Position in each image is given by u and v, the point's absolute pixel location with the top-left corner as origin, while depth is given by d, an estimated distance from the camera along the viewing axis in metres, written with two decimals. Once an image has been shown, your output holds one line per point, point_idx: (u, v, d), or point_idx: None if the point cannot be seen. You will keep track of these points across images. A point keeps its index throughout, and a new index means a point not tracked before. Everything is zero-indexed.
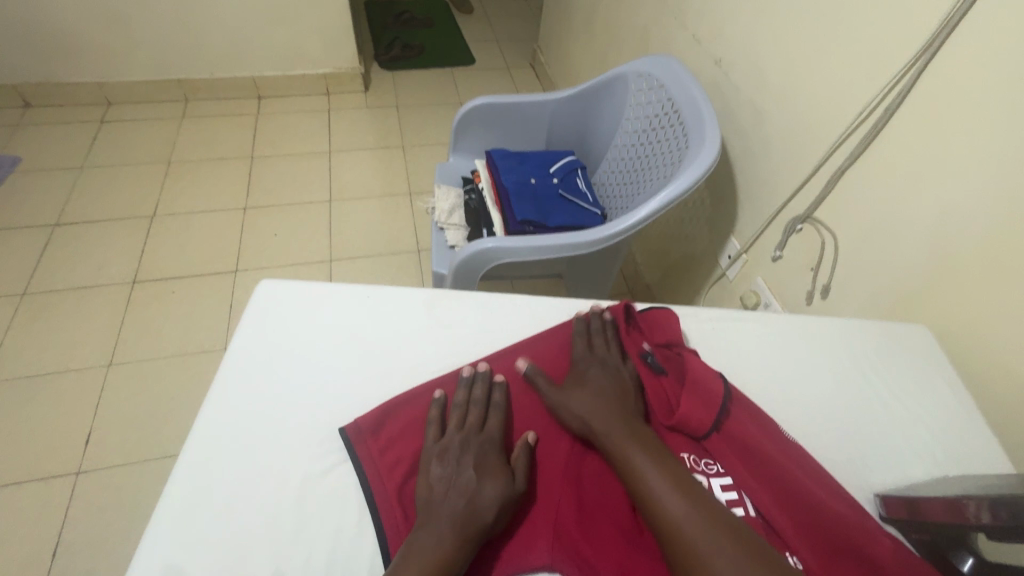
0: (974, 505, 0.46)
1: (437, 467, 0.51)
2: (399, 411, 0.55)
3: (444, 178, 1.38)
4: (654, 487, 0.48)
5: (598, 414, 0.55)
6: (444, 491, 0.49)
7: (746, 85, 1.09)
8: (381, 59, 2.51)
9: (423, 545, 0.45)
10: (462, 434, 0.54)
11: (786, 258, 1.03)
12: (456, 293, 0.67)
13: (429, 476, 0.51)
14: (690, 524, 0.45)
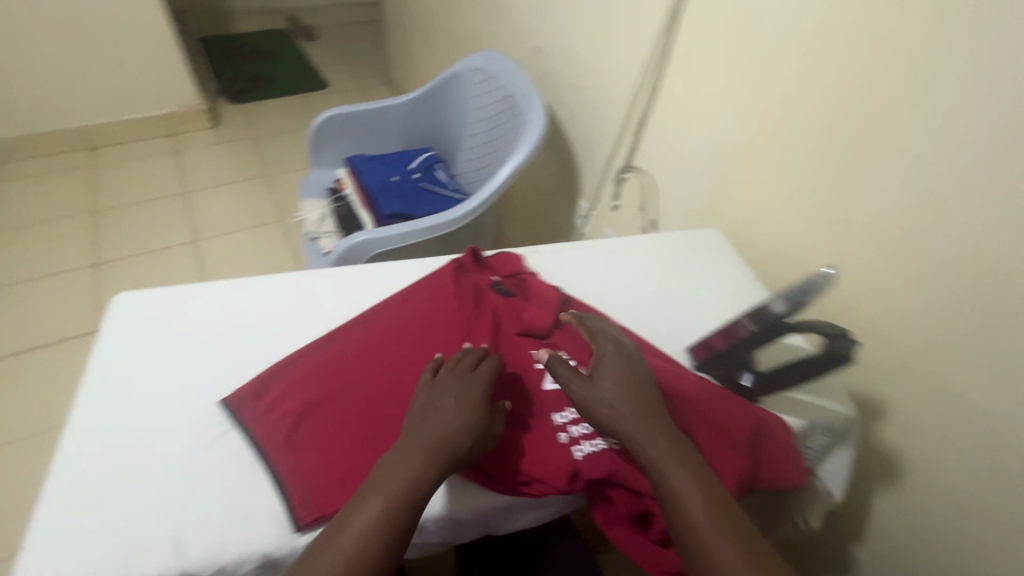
0: (738, 325, 0.61)
1: (430, 416, 0.53)
2: (280, 373, 0.59)
3: (309, 192, 1.40)
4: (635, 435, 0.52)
5: (622, 404, 0.53)
6: (422, 435, 0.52)
7: (562, 66, 1.26)
8: (226, 93, 2.44)
9: (395, 470, 0.49)
10: (458, 389, 0.55)
11: (622, 206, 1.20)
12: (320, 271, 0.73)
13: (422, 427, 0.52)
14: (692, 498, 0.48)
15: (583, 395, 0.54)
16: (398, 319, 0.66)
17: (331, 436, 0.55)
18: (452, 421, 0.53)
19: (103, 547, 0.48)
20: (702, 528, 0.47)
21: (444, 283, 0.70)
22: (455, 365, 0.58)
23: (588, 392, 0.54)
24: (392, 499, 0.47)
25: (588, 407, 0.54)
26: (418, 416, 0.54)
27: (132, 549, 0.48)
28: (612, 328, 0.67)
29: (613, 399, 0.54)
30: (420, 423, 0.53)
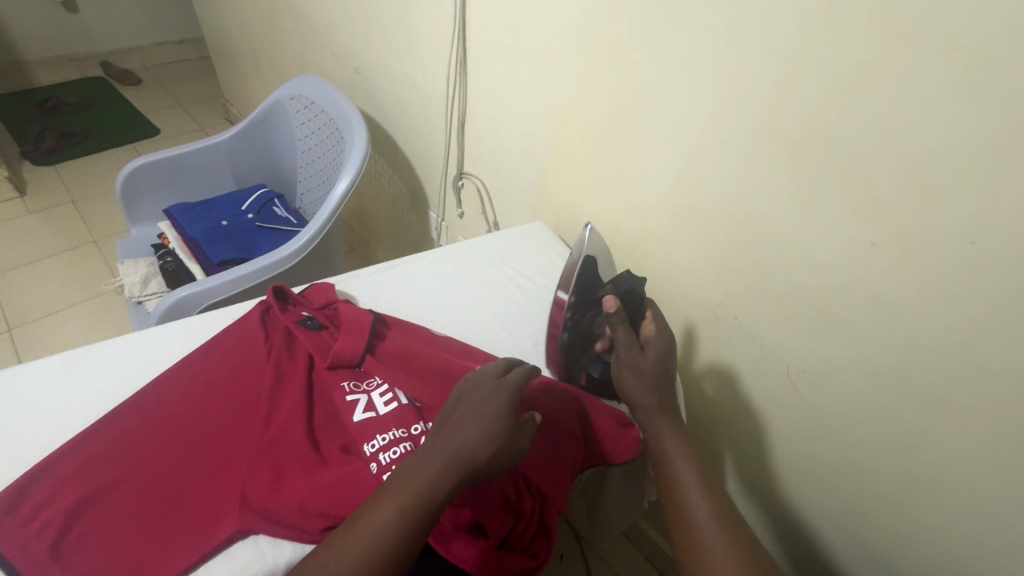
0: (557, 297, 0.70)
1: (470, 427, 0.49)
2: (44, 474, 0.51)
3: (129, 252, 1.25)
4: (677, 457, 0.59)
5: (648, 377, 0.64)
6: (446, 443, 0.48)
7: (383, 83, 1.25)
8: (32, 155, 2.14)
9: (416, 467, 0.47)
10: (500, 398, 0.52)
11: (467, 212, 1.21)
12: (97, 345, 0.65)
13: (469, 433, 0.48)
14: (686, 470, 0.58)
15: (625, 363, 0.65)
16: (196, 380, 0.60)
17: (110, 531, 0.49)
18: (482, 426, 0.49)
19: None
20: (693, 496, 0.56)
21: (248, 331, 0.65)
22: (478, 373, 0.56)
23: (630, 361, 0.65)
24: (408, 506, 0.44)
25: (624, 371, 0.65)
26: (450, 425, 0.50)
27: None
28: (431, 342, 0.66)
29: (639, 374, 0.64)
30: (457, 432, 0.49)
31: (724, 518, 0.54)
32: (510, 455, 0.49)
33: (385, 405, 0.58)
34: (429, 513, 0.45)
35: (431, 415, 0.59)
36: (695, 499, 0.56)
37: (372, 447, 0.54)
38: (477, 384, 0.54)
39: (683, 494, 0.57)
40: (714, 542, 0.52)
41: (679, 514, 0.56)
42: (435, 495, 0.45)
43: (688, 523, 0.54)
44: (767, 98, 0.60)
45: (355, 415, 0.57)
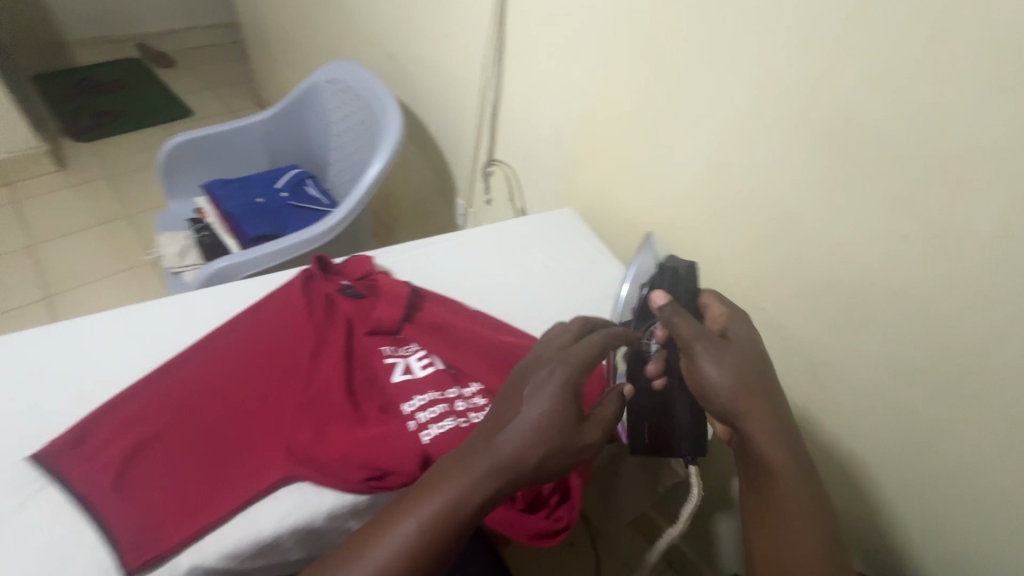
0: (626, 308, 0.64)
1: (552, 383, 0.50)
2: (104, 418, 0.55)
3: (167, 226, 1.30)
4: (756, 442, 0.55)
5: (734, 385, 0.55)
6: (506, 436, 0.47)
7: (416, 69, 1.27)
8: (70, 132, 2.20)
9: (460, 465, 0.46)
10: (564, 367, 0.50)
11: (494, 199, 1.23)
12: (149, 302, 0.68)
13: (547, 400, 0.48)
14: (779, 452, 0.55)
15: (702, 358, 0.56)
16: (243, 339, 0.63)
17: (168, 472, 0.52)
18: (541, 420, 0.47)
19: None
20: (785, 490, 0.54)
21: (291, 295, 0.68)
22: (552, 342, 0.55)
23: (710, 361, 0.56)
24: (448, 505, 0.44)
25: (704, 376, 0.56)
26: (515, 395, 0.50)
27: None
28: (465, 314, 0.68)
29: (722, 374, 0.55)
30: (539, 392, 0.49)
31: (810, 510, 0.53)
32: (573, 424, 0.48)
33: (422, 369, 0.61)
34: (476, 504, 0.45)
35: (465, 381, 0.61)
36: (787, 496, 0.54)
37: (410, 406, 0.57)
38: (545, 351, 0.54)
39: (773, 485, 0.54)
40: (802, 537, 0.52)
41: (764, 500, 0.54)
42: (477, 496, 0.44)
43: (774, 509, 0.53)
44: (807, 92, 0.61)
45: (394, 377, 0.60)
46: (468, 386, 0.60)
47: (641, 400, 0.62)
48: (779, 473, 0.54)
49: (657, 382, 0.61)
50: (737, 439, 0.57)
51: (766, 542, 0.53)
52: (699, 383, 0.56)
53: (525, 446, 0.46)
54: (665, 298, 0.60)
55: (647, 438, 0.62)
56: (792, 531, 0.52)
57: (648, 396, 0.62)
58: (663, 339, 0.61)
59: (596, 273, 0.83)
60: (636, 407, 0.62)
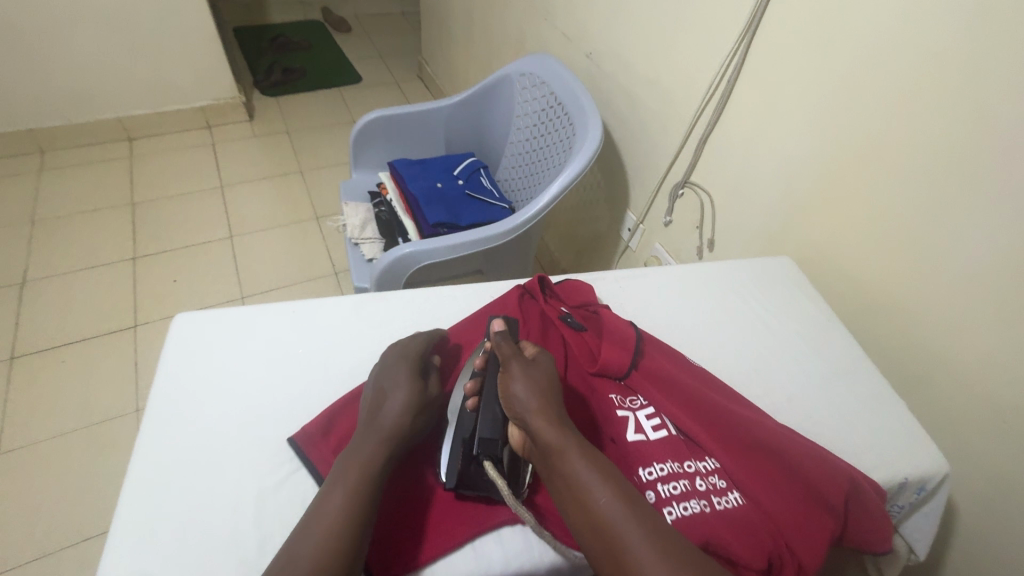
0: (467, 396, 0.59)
1: (400, 395, 0.55)
2: (348, 410, 0.57)
3: (351, 194, 1.37)
4: (582, 475, 0.49)
5: (531, 387, 0.55)
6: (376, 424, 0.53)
7: (616, 73, 1.20)
8: (261, 85, 2.42)
9: (351, 453, 0.51)
10: (406, 369, 0.58)
11: (676, 221, 1.15)
12: (381, 294, 0.70)
13: (404, 387, 0.56)
14: (584, 469, 0.50)
15: (514, 370, 0.56)
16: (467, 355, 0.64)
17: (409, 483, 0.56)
18: (399, 402, 0.55)
19: None
20: (592, 482, 0.49)
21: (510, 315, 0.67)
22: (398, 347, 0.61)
23: (517, 372, 0.56)
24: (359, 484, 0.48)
25: (512, 386, 0.56)
26: (375, 395, 0.56)
27: None
28: (691, 371, 0.63)
29: (527, 377, 0.56)
30: (388, 398, 0.55)
31: (628, 495, 0.49)
32: (422, 409, 0.56)
33: (655, 431, 0.57)
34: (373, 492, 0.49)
35: (698, 453, 0.57)
36: (594, 486, 0.49)
37: (648, 474, 0.54)
38: (402, 347, 0.61)
39: (581, 489, 0.49)
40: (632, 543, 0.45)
41: (578, 506, 0.49)
42: (368, 486, 0.49)
43: (587, 509, 0.48)
44: None
45: (627, 435, 0.57)
46: (704, 461, 0.56)
47: (458, 427, 0.58)
48: (566, 450, 0.51)
49: (471, 403, 0.58)
50: (534, 445, 0.53)
51: (597, 547, 0.47)
52: (507, 396, 0.55)
53: (403, 416, 0.54)
54: (504, 322, 0.64)
55: (460, 464, 0.55)
56: (618, 522, 0.47)
57: (462, 416, 0.58)
58: (481, 362, 0.61)
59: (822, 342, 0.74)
60: (456, 433, 0.57)
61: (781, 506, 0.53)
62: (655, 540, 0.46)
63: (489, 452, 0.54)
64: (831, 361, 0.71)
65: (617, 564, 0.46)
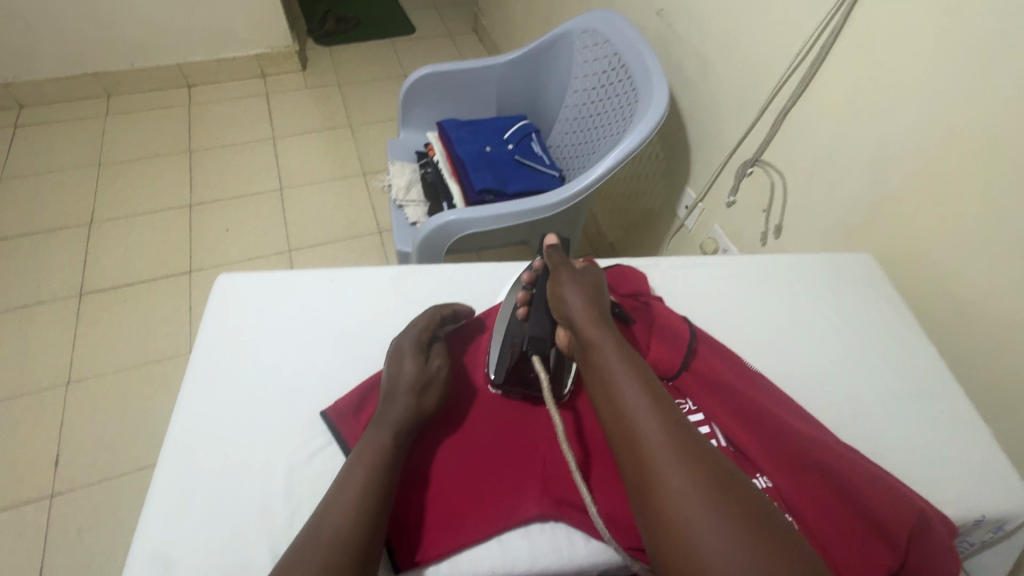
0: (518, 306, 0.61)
1: (411, 364, 0.54)
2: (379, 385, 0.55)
3: (397, 154, 1.34)
4: (612, 368, 0.48)
5: (580, 292, 0.55)
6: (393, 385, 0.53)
7: (688, 34, 1.09)
8: (316, 35, 2.39)
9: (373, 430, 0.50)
10: (413, 345, 0.56)
11: (739, 203, 1.06)
12: (422, 268, 0.68)
13: (411, 359, 0.54)
14: (618, 369, 0.48)
15: (565, 278, 0.56)
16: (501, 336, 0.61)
17: (438, 465, 0.52)
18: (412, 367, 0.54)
19: (203, 552, 0.47)
20: (621, 373, 0.48)
21: None
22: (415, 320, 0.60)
23: (566, 277, 0.56)
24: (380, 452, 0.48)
25: (561, 289, 0.56)
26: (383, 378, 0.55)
27: (232, 562, 0.46)
28: (747, 378, 0.58)
29: (576, 284, 0.56)
30: (400, 367, 0.54)
31: (654, 390, 0.46)
32: (433, 382, 0.54)
33: None
34: (392, 460, 0.48)
35: (749, 469, 0.52)
36: (623, 377, 0.47)
37: None
38: (407, 331, 0.58)
39: (610, 378, 0.48)
40: (651, 429, 0.44)
41: (606, 396, 0.48)
42: (388, 458, 0.48)
43: (614, 401, 0.47)
44: None
45: None
46: (755, 479, 0.51)
47: (510, 330, 0.60)
48: (603, 347, 0.50)
49: (522, 310, 0.60)
50: (576, 341, 0.53)
51: (619, 443, 0.46)
52: (555, 297, 0.56)
53: (417, 374, 0.54)
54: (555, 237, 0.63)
55: (510, 362, 0.57)
56: (639, 411, 0.45)
57: (514, 323, 0.61)
58: (530, 276, 0.62)
59: (897, 354, 0.67)
60: (506, 335, 0.60)
61: (835, 535, 0.49)
62: (670, 426, 0.44)
63: (536, 349, 0.56)
64: (902, 375, 0.65)
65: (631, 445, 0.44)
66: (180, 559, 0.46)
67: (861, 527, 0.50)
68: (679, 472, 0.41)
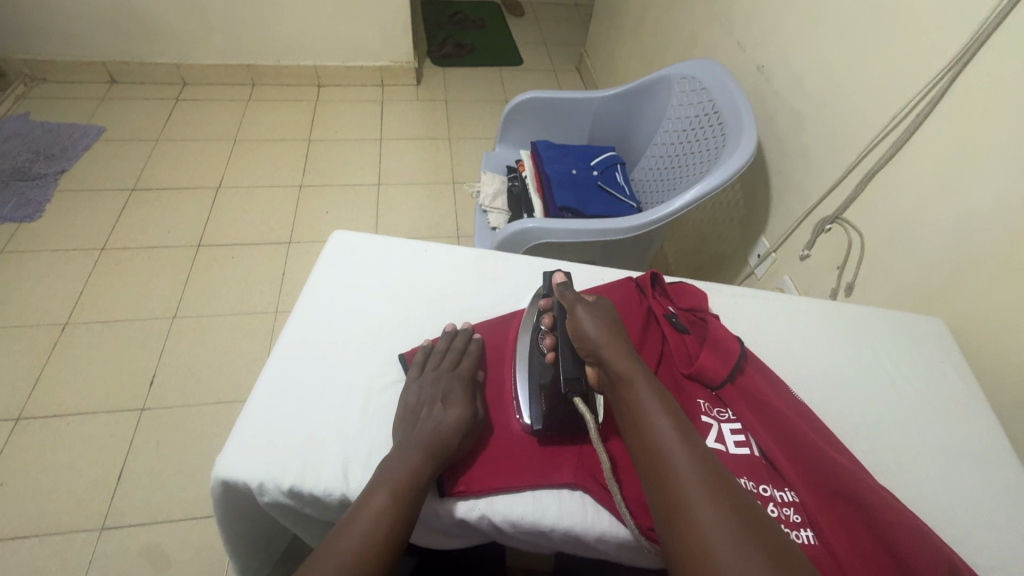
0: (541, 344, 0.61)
1: (455, 409, 0.55)
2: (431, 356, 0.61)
3: (490, 165, 1.46)
4: (649, 410, 0.51)
5: (601, 322, 0.59)
6: (418, 431, 0.54)
7: (785, 91, 1.14)
8: (434, 56, 2.63)
9: (395, 460, 0.51)
10: (460, 387, 0.58)
11: (814, 257, 1.07)
12: (502, 254, 0.76)
13: (458, 405, 0.56)
14: (658, 416, 0.50)
15: (581, 309, 0.60)
16: None
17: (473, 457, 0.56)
18: (438, 414, 0.55)
19: (285, 443, 0.54)
20: (651, 404, 0.51)
21: (617, 301, 0.69)
22: (437, 360, 0.61)
23: (583, 312, 0.60)
24: (397, 490, 0.48)
25: (580, 324, 0.59)
26: (424, 416, 0.55)
27: (308, 456, 0.54)
28: (789, 403, 0.60)
29: (594, 316, 0.59)
30: (446, 408, 0.55)
31: (683, 424, 0.50)
32: (473, 426, 0.56)
33: (737, 447, 0.55)
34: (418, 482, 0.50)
35: (778, 482, 0.54)
36: (653, 409, 0.51)
37: None
38: (449, 375, 0.59)
39: (643, 416, 0.51)
40: (690, 471, 0.46)
41: (632, 427, 0.51)
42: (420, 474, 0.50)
43: (643, 431, 0.50)
44: None
45: (706, 440, 0.55)
46: (782, 491, 0.53)
47: (535, 373, 0.60)
48: (633, 381, 0.54)
49: (549, 356, 0.60)
50: (605, 376, 0.56)
51: (654, 485, 0.47)
52: (576, 332, 0.59)
53: (444, 420, 0.54)
54: (563, 275, 0.67)
55: (546, 407, 0.57)
56: (670, 445, 0.48)
57: (537, 362, 0.60)
58: (550, 319, 0.63)
59: (951, 420, 0.67)
60: (535, 380, 0.60)
61: (855, 559, 0.48)
62: (697, 455, 0.47)
63: (575, 390, 0.55)
64: (955, 439, 0.65)
65: (655, 475, 0.47)
66: (267, 444, 0.54)
67: (883, 558, 0.49)
68: (715, 511, 0.43)
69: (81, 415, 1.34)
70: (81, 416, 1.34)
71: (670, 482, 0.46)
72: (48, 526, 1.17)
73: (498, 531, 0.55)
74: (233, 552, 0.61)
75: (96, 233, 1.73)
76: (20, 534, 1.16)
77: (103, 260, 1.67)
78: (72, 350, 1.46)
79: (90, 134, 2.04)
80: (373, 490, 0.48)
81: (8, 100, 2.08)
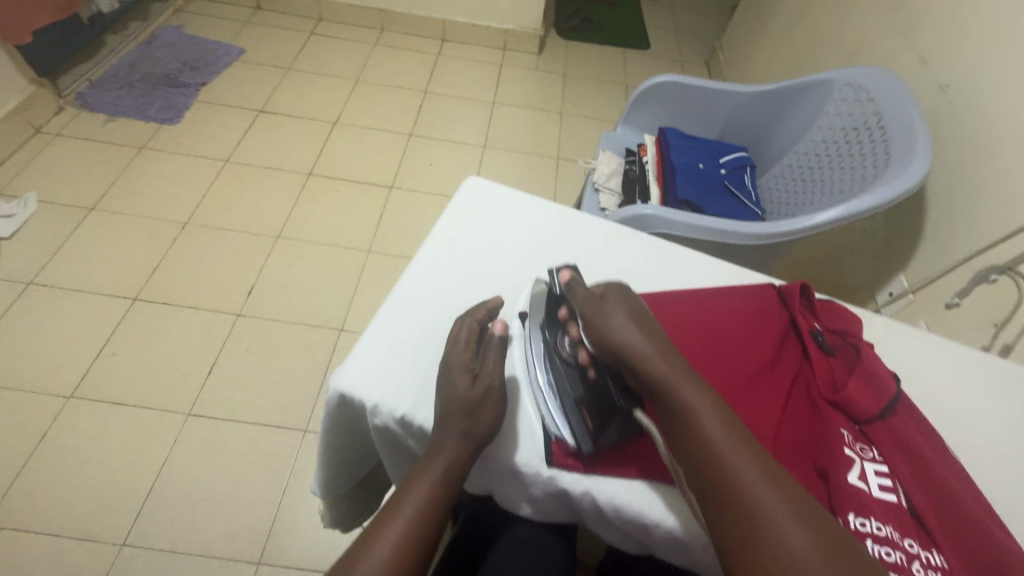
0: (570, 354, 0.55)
1: (457, 383, 0.51)
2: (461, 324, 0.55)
3: (608, 145, 1.39)
4: (706, 424, 0.45)
5: (628, 318, 0.52)
6: (445, 423, 0.50)
7: (971, 117, 1.00)
8: (560, 27, 2.57)
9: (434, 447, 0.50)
10: (461, 357, 0.53)
11: (964, 308, 0.94)
12: (635, 232, 0.72)
13: (456, 378, 0.51)
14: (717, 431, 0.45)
15: (601, 310, 0.52)
16: (692, 311, 0.62)
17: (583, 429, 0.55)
18: (457, 405, 0.50)
19: (403, 376, 0.54)
20: (704, 415, 0.46)
21: (757, 306, 0.64)
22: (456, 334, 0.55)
23: (605, 309, 0.53)
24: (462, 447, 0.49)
25: (608, 326, 0.51)
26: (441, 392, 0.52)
27: (423, 391, 0.53)
28: (944, 459, 0.53)
29: (619, 315, 0.52)
30: (447, 384, 0.51)
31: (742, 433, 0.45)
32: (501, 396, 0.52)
33: (882, 491, 0.49)
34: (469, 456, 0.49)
35: (924, 541, 0.47)
36: (707, 418, 0.45)
37: (859, 525, 0.46)
38: (451, 346, 0.54)
39: (694, 423, 0.46)
40: (766, 500, 0.41)
41: (686, 441, 0.46)
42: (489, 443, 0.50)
43: (696, 446, 0.45)
44: None
45: (846, 475, 0.49)
46: (929, 552, 0.46)
47: (566, 388, 0.54)
48: (679, 385, 0.48)
49: (588, 371, 0.54)
50: (642, 384, 0.50)
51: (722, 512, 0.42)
52: (603, 336, 0.51)
53: (466, 409, 0.50)
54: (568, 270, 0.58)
55: (595, 428, 0.52)
56: (729, 456, 0.43)
57: (569, 373, 0.55)
58: (575, 329, 0.55)
59: None
60: (570, 398, 0.54)
61: None
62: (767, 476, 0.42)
63: (634, 403, 0.52)
64: None
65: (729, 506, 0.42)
66: (386, 374, 0.54)
67: None
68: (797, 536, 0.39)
69: (186, 308, 1.45)
70: (186, 308, 1.45)
71: (741, 514, 0.41)
72: (145, 400, 1.29)
73: (598, 513, 0.53)
74: (326, 465, 0.63)
75: (223, 145, 1.85)
76: (121, 400, 1.28)
77: (223, 170, 1.78)
78: (187, 247, 1.58)
79: (232, 53, 2.17)
80: (446, 435, 0.49)
81: (168, 11, 2.25)
